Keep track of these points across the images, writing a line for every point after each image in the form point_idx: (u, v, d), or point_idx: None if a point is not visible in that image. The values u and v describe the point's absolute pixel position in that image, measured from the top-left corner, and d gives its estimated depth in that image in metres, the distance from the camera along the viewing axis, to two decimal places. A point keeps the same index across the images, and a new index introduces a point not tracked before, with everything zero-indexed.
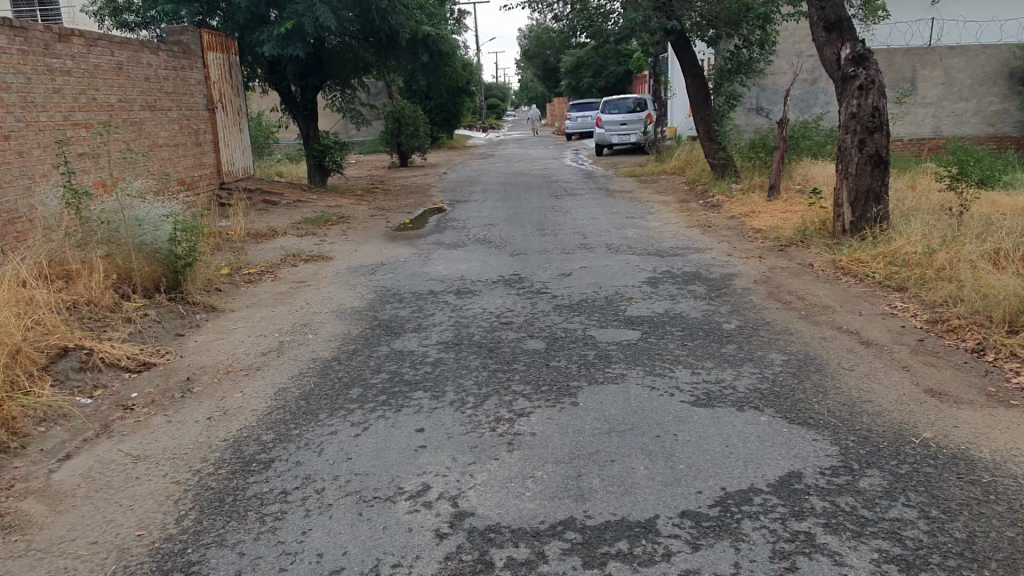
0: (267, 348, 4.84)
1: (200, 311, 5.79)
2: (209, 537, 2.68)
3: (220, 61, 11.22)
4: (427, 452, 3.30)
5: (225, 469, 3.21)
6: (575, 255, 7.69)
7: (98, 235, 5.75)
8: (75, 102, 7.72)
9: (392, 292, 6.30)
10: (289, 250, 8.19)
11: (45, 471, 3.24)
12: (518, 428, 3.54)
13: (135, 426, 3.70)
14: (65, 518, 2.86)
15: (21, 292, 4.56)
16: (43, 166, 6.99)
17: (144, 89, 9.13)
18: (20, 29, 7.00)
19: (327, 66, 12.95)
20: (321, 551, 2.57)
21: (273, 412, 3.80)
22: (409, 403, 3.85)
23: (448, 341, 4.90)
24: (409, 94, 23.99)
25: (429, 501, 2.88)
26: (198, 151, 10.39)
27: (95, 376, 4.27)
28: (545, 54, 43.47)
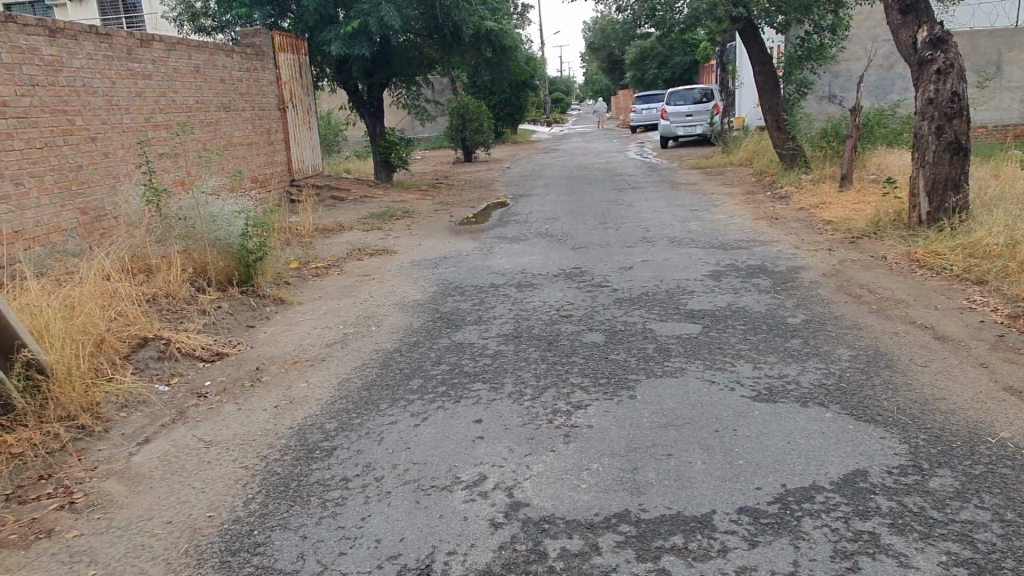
0: (331, 340, 4.98)
1: (270, 304, 6.00)
2: (275, 520, 2.79)
3: (291, 61, 11.55)
4: (485, 443, 3.34)
5: (290, 456, 3.33)
6: (637, 248, 7.62)
7: (176, 230, 6.05)
8: (156, 105, 8.10)
9: (454, 286, 6.38)
10: (356, 245, 8.39)
11: (125, 453, 3.43)
12: (575, 420, 3.54)
13: (208, 413, 3.88)
14: (143, 498, 3.03)
15: (105, 285, 4.82)
16: (126, 166, 7.38)
17: (219, 90, 9.49)
18: (106, 36, 7.38)
19: (393, 64, 13.18)
20: (379, 537, 2.64)
21: (336, 401, 3.91)
22: (468, 394, 3.90)
23: (508, 333, 4.94)
24: (473, 89, 24.15)
25: (485, 491, 2.92)
26: (269, 150, 10.74)
27: (172, 365, 4.49)
28: (610, 46, 43.03)
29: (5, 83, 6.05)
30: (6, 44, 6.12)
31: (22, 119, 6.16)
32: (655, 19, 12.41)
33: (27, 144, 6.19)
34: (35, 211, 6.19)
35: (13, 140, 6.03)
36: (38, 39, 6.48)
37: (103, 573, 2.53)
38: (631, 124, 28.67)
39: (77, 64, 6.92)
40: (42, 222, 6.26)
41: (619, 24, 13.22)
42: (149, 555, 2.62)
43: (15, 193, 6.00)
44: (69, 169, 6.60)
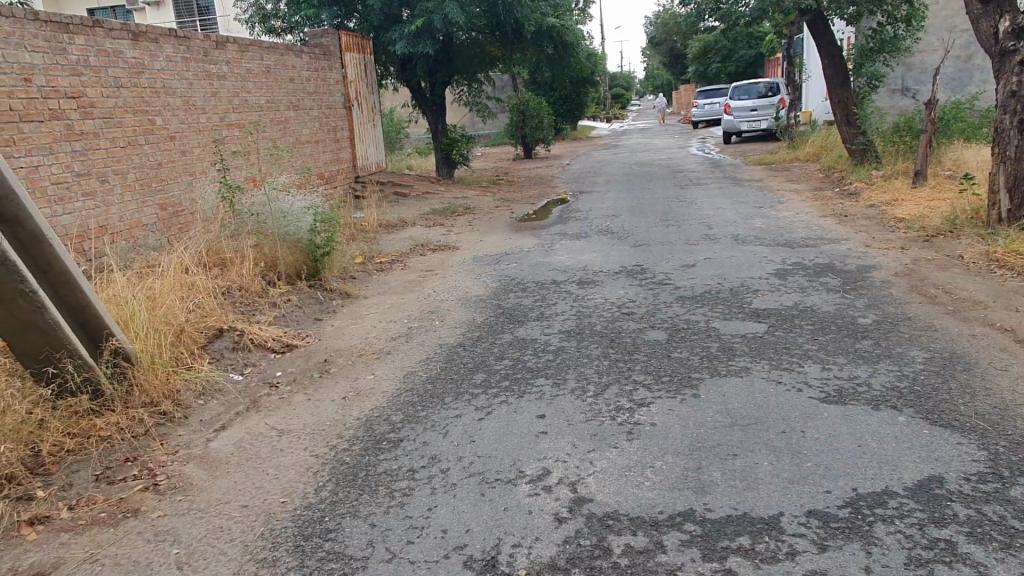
0: (396, 334, 5.08)
1: (337, 297, 6.17)
2: (345, 508, 2.88)
3: (356, 61, 11.79)
4: (548, 438, 3.36)
5: (358, 446, 3.42)
6: (699, 245, 7.53)
7: (248, 225, 6.25)
8: (229, 104, 8.39)
9: (515, 282, 6.42)
10: (419, 240, 8.51)
11: (203, 439, 3.58)
12: (639, 417, 3.53)
13: (281, 402, 4.03)
14: (221, 482, 3.17)
15: (184, 279, 5.04)
16: (201, 164, 7.69)
17: (289, 90, 9.77)
18: (184, 38, 7.67)
19: (455, 61, 13.32)
20: (444, 528, 2.69)
21: (403, 394, 4.00)
22: (531, 390, 3.93)
23: (570, 330, 4.95)
24: (533, 86, 24.15)
25: (549, 486, 2.95)
26: (335, 147, 11.01)
27: (246, 356, 4.66)
28: (671, 41, 42.42)
29: (93, 85, 6.37)
30: (93, 47, 6.44)
31: (108, 120, 6.48)
32: (720, 13, 12.22)
33: (112, 144, 6.51)
34: (119, 207, 6.51)
35: (99, 139, 6.35)
36: (123, 43, 6.78)
37: (186, 552, 2.66)
38: (693, 120, 28.24)
39: (157, 66, 7.23)
40: (125, 217, 6.58)
41: (683, 18, 13.02)
42: (228, 537, 2.74)
43: (101, 189, 6.32)
44: (150, 167, 6.93)
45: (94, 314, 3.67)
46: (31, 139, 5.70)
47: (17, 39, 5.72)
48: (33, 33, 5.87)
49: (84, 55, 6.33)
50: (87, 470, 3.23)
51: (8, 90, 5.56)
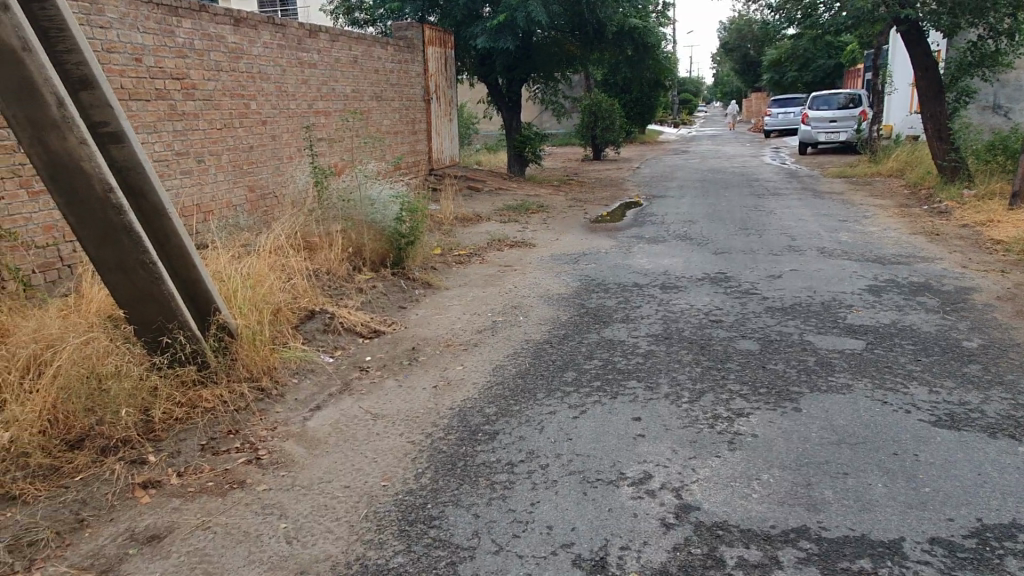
0: (481, 326, 5.09)
1: (419, 287, 6.20)
2: (447, 496, 2.87)
3: (438, 55, 11.89)
4: (647, 441, 3.31)
5: (453, 436, 3.42)
6: (784, 257, 7.33)
7: (337, 211, 6.35)
8: (318, 92, 8.54)
9: (596, 283, 6.35)
10: (495, 235, 8.52)
11: (301, 418, 3.64)
12: (738, 427, 3.44)
13: (372, 387, 4.07)
14: (321, 461, 3.21)
15: (277, 260, 5.16)
16: (289, 148, 7.87)
17: (374, 81, 9.89)
18: (281, 26, 7.82)
19: (534, 59, 13.28)
20: (550, 524, 2.66)
21: (494, 386, 4.00)
22: (624, 391, 3.88)
23: (658, 334, 4.87)
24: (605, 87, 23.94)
25: (653, 490, 2.88)
26: (413, 138, 11.13)
27: (336, 338, 4.74)
28: (745, 46, 41.43)
29: (196, 68, 6.56)
30: (199, 31, 6.62)
31: (207, 101, 6.68)
32: (809, 20, 11.88)
33: (210, 125, 6.71)
34: (212, 186, 6.72)
35: (199, 120, 6.55)
36: (225, 28, 6.95)
37: (294, 528, 2.69)
38: (766, 128, 27.54)
39: (255, 52, 7.39)
40: (217, 197, 6.79)
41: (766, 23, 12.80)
42: (334, 516, 2.77)
43: (197, 169, 6.53)
44: (243, 150, 7.13)
45: (205, 290, 3.80)
46: (138, 117, 5.91)
47: (131, 20, 5.90)
48: (146, 14, 6.04)
49: (190, 38, 6.52)
50: (194, 439, 3.32)
51: (120, 69, 5.77)
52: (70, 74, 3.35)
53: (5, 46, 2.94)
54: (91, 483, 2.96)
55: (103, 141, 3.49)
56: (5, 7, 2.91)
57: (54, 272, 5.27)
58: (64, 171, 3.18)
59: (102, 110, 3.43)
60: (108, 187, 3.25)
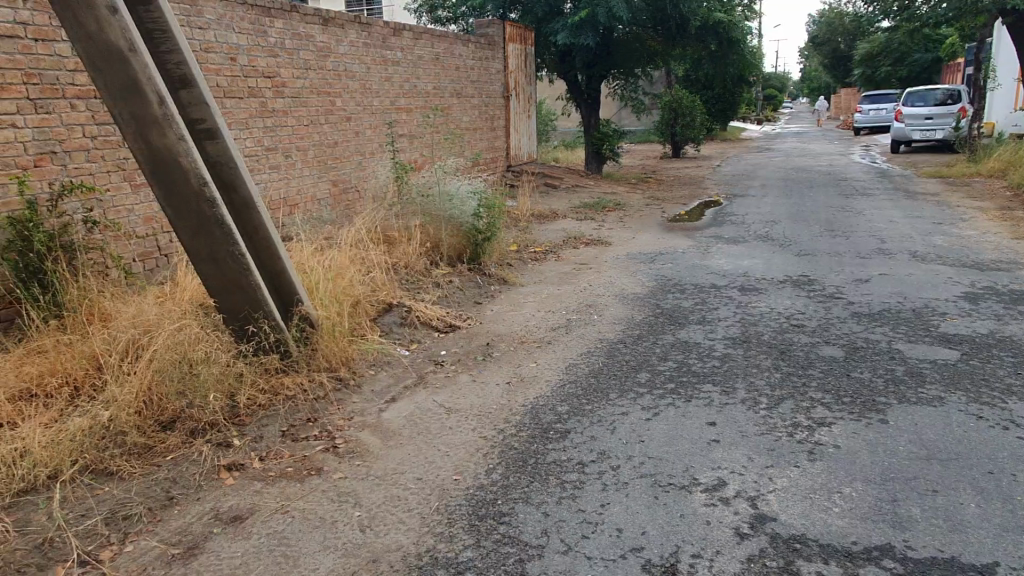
0: (556, 324, 5.09)
1: (495, 282, 6.25)
2: (517, 493, 2.89)
3: (518, 52, 11.94)
4: (722, 447, 3.23)
5: (525, 433, 3.43)
6: (872, 260, 7.03)
7: (416, 206, 6.49)
8: (401, 90, 8.71)
9: (673, 283, 6.25)
10: (571, 233, 8.51)
11: (377, 409, 3.73)
12: (820, 437, 3.32)
13: (447, 380, 4.13)
14: (395, 452, 3.28)
15: (358, 253, 5.31)
16: (372, 144, 8.07)
17: (454, 77, 10.00)
18: (367, 25, 8.01)
19: (615, 55, 13.14)
20: (620, 527, 2.63)
21: (566, 385, 3.99)
22: (699, 395, 3.80)
23: (735, 337, 4.75)
24: (686, 83, 23.49)
25: (727, 497, 2.82)
26: (492, 135, 11.22)
27: (412, 332, 4.83)
28: (835, 40, 39.84)
29: (286, 66, 6.79)
30: (289, 31, 6.85)
31: (295, 99, 6.91)
32: (906, 12, 11.31)
33: (298, 122, 6.94)
34: (299, 181, 6.96)
35: (287, 117, 6.79)
36: (314, 28, 7.17)
37: (368, 516, 2.76)
38: (855, 125, 26.43)
39: (342, 50, 7.59)
40: (303, 191, 7.03)
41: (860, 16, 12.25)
42: (406, 507, 2.82)
43: (285, 164, 6.78)
44: (328, 145, 7.36)
45: (288, 281, 3.95)
46: (232, 114, 6.19)
47: (227, 21, 6.15)
48: (241, 15, 6.29)
49: (281, 37, 6.75)
50: (276, 425, 3.45)
51: (216, 68, 6.04)
52: (172, 73, 3.52)
53: (114, 47, 3.12)
54: (181, 463, 3.12)
55: (199, 137, 3.66)
56: (114, 11, 3.08)
57: (153, 260, 5.59)
58: (164, 165, 3.35)
59: (199, 107, 3.59)
60: (203, 181, 3.41)
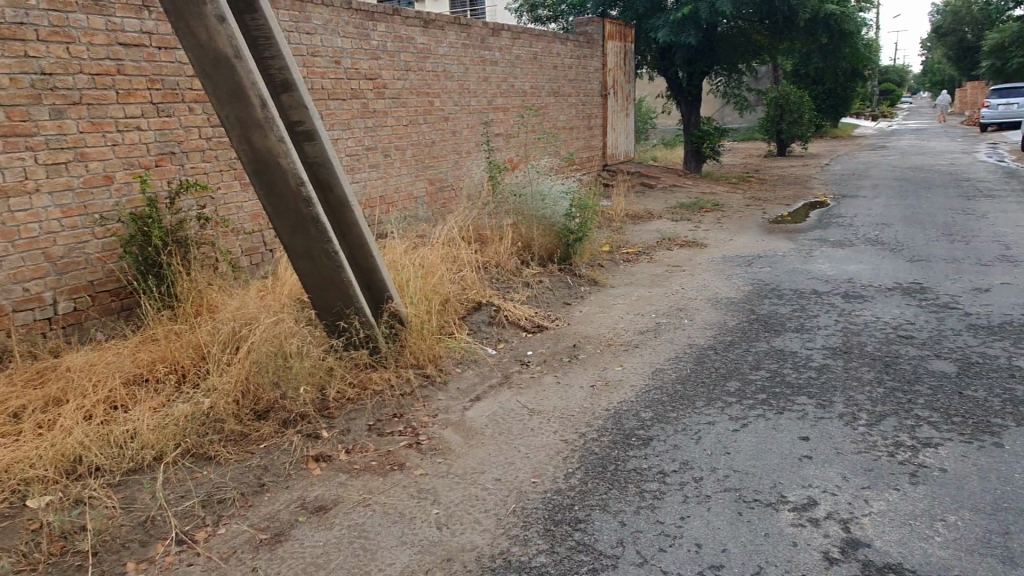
0: (645, 327, 5.00)
1: (585, 283, 6.20)
2: (594, 500, 2.85)
3: (617, 49, 11.79)
4: (814, 464, 3.07)
5: (607, 438, 3.38)
6: (994, 267, 6.51)
7: (509, 205, 6.55)
8: (498, 89, 8.78)
9: (771, 287, 6.01)
10: (666, 233, 8.35)
11: (461, 407, 3.78)
12: (924, 459, 3.10)
13: (531, 381, 4.13)
14: (477, 451, 3.31)
15: (449, 252, 5.39)
16: (468, 144, 8.19)
17: (552, 76, 10.00)
18: (466, 26, 8.11)
19: (718, 51, 12.75)
20: (699, 542, 2.55)
21: (651, 390, 3.90)
22: (792, 407, 3.63)
23: (836, 347, 4.51)
24: (795, 78, 22.54)
25: (816, 518, 2.67)
26: (588, 134, 11.15)
27: (500, 331, 4.86)
28: (962, 30, 37.21)
29: (387, 68, 6.98)
30: (391, 34, 7.03)
31: (395, 99, 7.10)
32: None
33: (397, 122, 7.13)
34: (397, 180, 7.16)
35: (387, 118, 6.99)
36: (415, 30, 7.32)
37: (445, 514, 2.79)
38: (981, 122, 24.60)
39: (441, 51, 7.73)
40: (401, 189, 7.22)
41: None
42: (483, 507, 2.84)
43: (384, 163, 6.98)
44: (426, 145, 7.52)
45: (379, 278, 4.06)
46: (335, 115, 6.42)
47: (333, 26, 6.37)
48: (346, 20, 6.51)
49: (383, 40, 6.94)
50: (363, 419, 3.56)
51: (322, 71, 6.27)
52: (274, 78, 3.68)
53: (221, 54, 3.29)
54: (273, 452, 3.26)
55: (299, 140, 3.81)
56: (221, 20, 3.24)
57: (259, 255, 5.89)
58: (265, 166, 3.51)
59: (298, 110, 3.74)
60: (300, 181, 3.55)
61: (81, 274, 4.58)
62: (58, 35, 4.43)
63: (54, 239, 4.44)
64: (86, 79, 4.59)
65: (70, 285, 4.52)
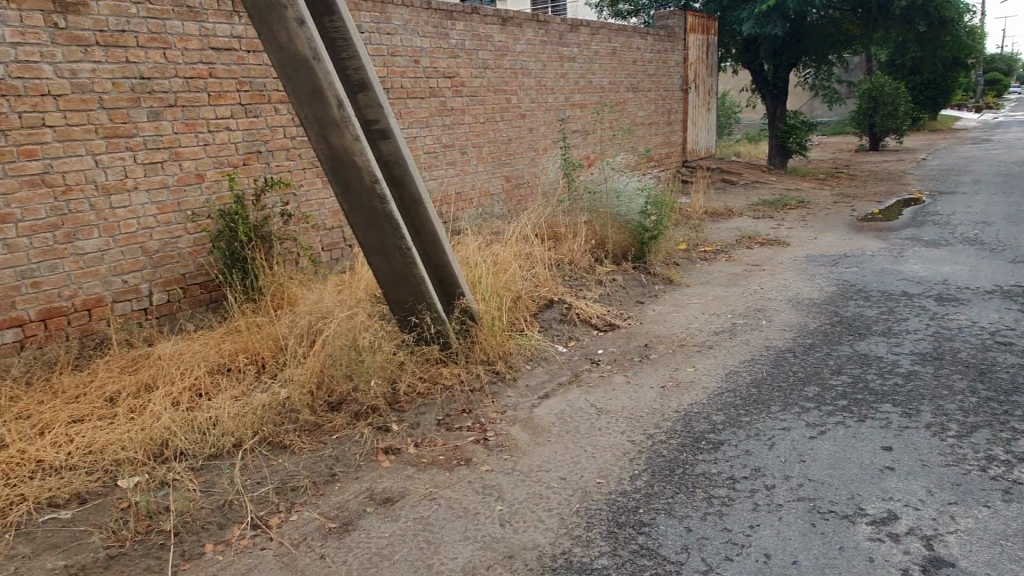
0: (720, 328, 4.87)
1: (660, 281, 6.09)
2: (660, 503, 2.79)
3: (700, 42, 11.52)
4: (896, 476, 2.91)
5: (675, 440, 3.31)
6: None
7: (584, 202, 6.51)
8: (576, 85, 8.73)
9: (857, 288, 5.75)
10: (746, 231, 8.12)
11: (529, 404, 3.78)
12: (1019, 475, 2.89)
13: (600, 380, 4.10)
14: (543, 449, 3.30)
15: (522, 249, 5.40)
16: (545, 140, 8.18)
17: (631, 72, 9.86)
18: (544, 22, 8.09)
19: (806, 42, 12.26)
20: (768, 552, 2.47)
21: (724, 393, 3.80)
22: (875, 415, 3.46)
23: (926, 353, 4.27)
24: (891, 68, 21.46)
25: (896, 534, 2.54)
26: (667, 130, 10.95)
27: (571, 329, 4.83)
28: None
29: (465, 66, 7.05)
30: (470, 32, 7.09)
31: (473, 97, 7.16)
32: None
33: (474, 120, 7.19)
34: (473, 177, 7.23)
35: (465, 115, 7.06)
36: (493, 28, 7.36)
37: (509, 511, 2.80)
38: None
39: (519, 48, 7.74)
40: (477, 186, 7.29)
41: None
42: (547, 506, 2.83)
43: (461, 160, 7.06)
44: (503, 142, 7.56)
45: (452, 274, 4.11)
46: (414, 113, 6.53)
47: (412, 26, 6.47)
48: (425, 19, 6.59)
49: (462, 38, 7.01)
50: (432, 414, 3.61)
51: (401, 70, 6.39)
52: (351, 78, 3.77)
53: (301, 56, 3.39)
54: (345, 443, 3.35)
55: (374, 138, 3.89)
56: (301, 23, 3.34)
57: (338, 250, 6.06)
58: (342, 165, 3.61)
59: (374, 109, 3.82)
60: (374, 179, 3.62)
61: (174, 267, 4.83)
62: (156, 41, 4.66)
63: (150, 234, 4.70)
64: (181, 83, 4.82)
65: (164, 278, 4.78)
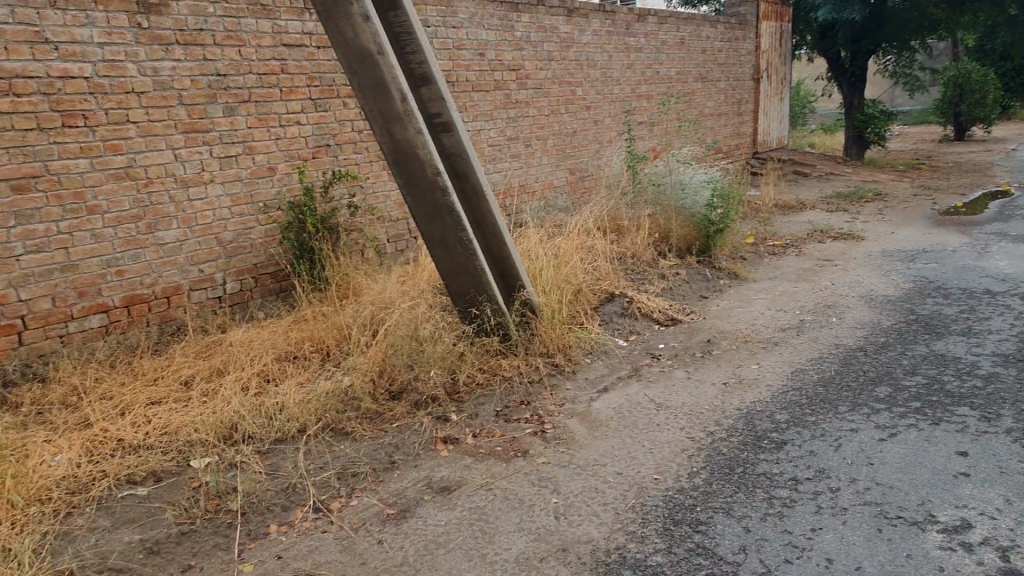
0: (787, 325, 4.73)
1: (725, 276, 5.97)
2: (718, 502, 2.74)
3: (772, 30, 11.19)
4: (972, 483, 2.78)
5: (736, 439, 3.24)
6: None
7: (648, 195, 6.43)
8: (642, 76, 8.61)
9: (935, 285, 5.50)
10: (817, 225, 7.86)
11: (587, 398, 3.76)
12: None
13: (661, 375, 4.04)
14: (600, 443, 3.28)
15: (584, 242, 5.37)
16: (610, 132, 8.11)
17: (700, 61, 9.66)
18: (611, 13, 8.00)
19: (886, 28, 11.74)
20: (830, 556, 2.39)
21: (789, 392, 3.69)
22: (951, 419, 3.30)
23: (1009, 355, 4.04)
24: (981, 53, 20.33)
25: (969, 543, 2.42)
26: (737, 120, 10.68)
27: (633, 323, 4.78)
28: None
29: (530, 58, 7.04)
30: (535, 24, 7.07)
31: (538, 90, 7.15)
32: None
33: (538, 112, 7.18)
34: (537, 169, 7.22)
35: (529, 108, 7.06)
36: (559, 20, 7.32)
37: (564, 504, 2.80)
38: None
39: (585, 40, 7.68)
40: (541, 178, 7.28)
41: None
42: (603, 500, 2.82)
43: (525, 153, 7.06)
44: (567, 134, 7.53)
45: (512, 266, 4.12)
46: (478, 106, 6.57)
47: (478, 19, 6.50)
48: (491, 12, 6.60)
49: (527, 31, 7.00)
50: (490, 404, 3.64)
51: (466, 63, 6.42)
52: (414, 72, 3.82)
53: (365, 51, 3.46)
54: (404, 431, 3.41)
55: (437, 131, 3.94)
56: (366, 18, 3.41)
57: (403, 242, 6.16)
58: (405, 157, 3.66)
59: (437, 103, 3.86)
60: (436, 171, 3.67)
61: (246, 257, 5.01)
62: (231, 39, 4.82)
63: (225, 225, 4.88)
64: (254, 79, 4.98)
65: (236, 268, 4.96)
